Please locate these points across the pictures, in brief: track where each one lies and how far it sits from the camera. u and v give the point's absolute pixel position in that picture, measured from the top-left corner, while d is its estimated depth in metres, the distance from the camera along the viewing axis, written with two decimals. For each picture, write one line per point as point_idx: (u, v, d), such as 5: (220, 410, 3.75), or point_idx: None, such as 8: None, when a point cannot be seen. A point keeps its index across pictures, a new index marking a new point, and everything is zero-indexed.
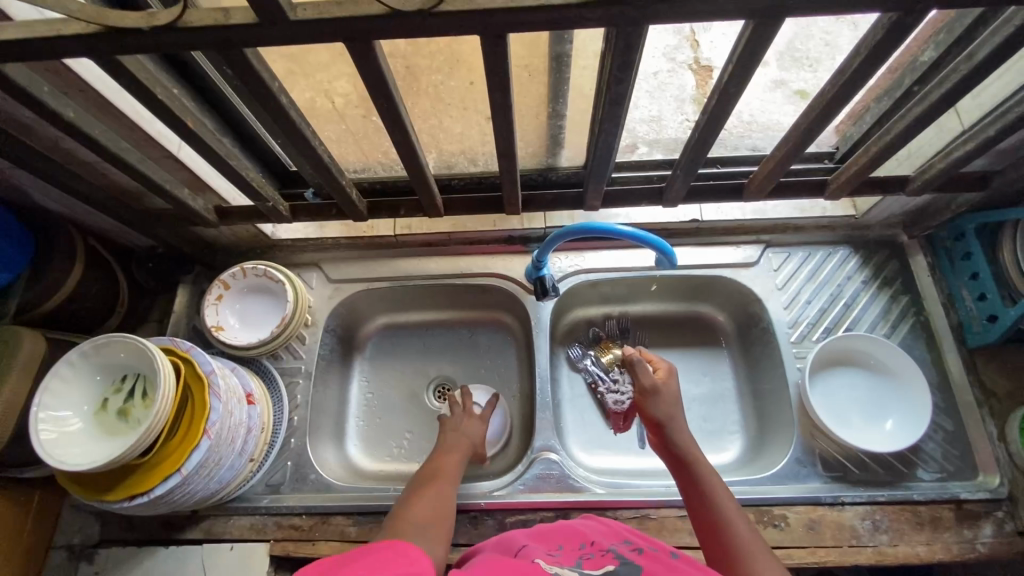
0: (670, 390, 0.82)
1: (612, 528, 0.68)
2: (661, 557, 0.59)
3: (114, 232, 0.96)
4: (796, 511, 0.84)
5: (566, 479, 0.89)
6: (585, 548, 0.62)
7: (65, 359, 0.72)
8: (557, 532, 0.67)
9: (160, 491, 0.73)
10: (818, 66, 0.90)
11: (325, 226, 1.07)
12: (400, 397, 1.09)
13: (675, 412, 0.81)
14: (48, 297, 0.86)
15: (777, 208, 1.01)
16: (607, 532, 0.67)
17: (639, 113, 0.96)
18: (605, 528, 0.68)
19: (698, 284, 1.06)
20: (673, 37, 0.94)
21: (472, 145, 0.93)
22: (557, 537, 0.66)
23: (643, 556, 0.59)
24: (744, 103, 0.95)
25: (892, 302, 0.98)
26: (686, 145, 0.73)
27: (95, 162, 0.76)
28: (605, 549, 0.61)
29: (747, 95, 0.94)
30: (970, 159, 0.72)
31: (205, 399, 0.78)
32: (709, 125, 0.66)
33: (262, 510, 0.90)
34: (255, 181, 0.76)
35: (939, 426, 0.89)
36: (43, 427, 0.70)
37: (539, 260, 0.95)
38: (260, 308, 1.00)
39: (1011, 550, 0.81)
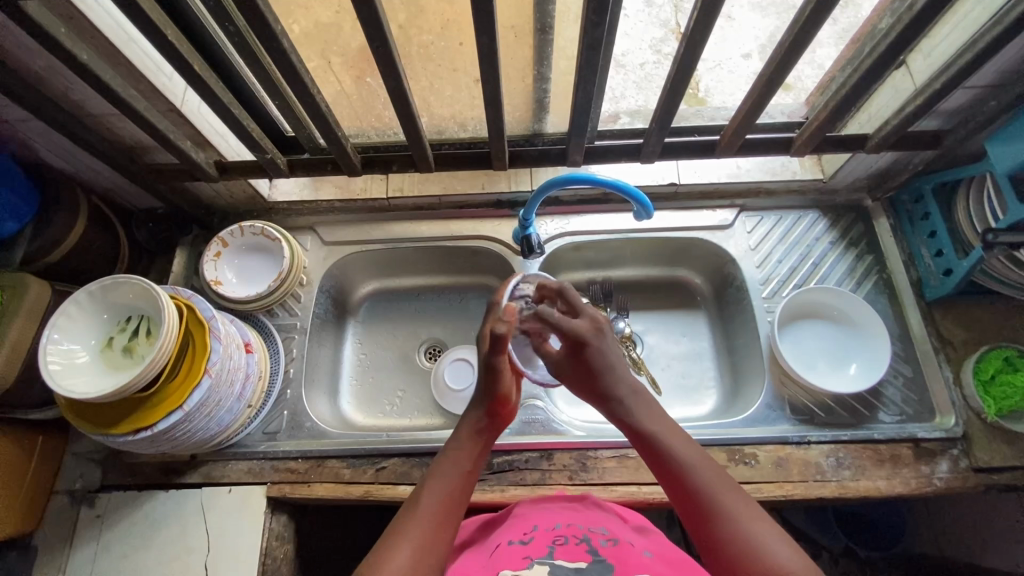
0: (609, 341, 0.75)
1: (586, 516, 0.72)
2: (632, 551, 0.63)
3: (114, 191, 0.99)
4: (766, 450, 0.90)
5: (550, 424, 0.95)
6: (558, 534, 0.66)
7: (73, 297, 0.76)
8: (532, 519, 0.71)
9: (164, 425, 0.77)
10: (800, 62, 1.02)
11: (320, 189, 1.11)
12: (393, 357, 1.14)
13: (615, 358, 0.74)
14: (53, 248, 0.89)
15: (751, 172, 1.07)
16: (582, 520, 0.71)
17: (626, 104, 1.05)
18: (578, 517, 0.72)
19: (677, 247, 1.11)
20: (659, 30, 1.05)
21: (462, 109, 0.97)
22: (531, 523, 0.70)
23: (614, 547, 0.63)
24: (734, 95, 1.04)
25: (858, 261, 1.04)
26: (661, 88, 0.80)
27: (103, 114, 0.80)
28: (579, 537, 0.65)
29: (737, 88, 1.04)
30: (921, 114, 0.80)
31: (207, 341, 0.81)
32: (681, 67, 0.73)
33: (260, 455, 0.93)
34: (256, 133, 0.82)
35: (899, 372, 0.96)
36: (51, 358, 0.73)
37: (525, 219, 1.00)
38: (257, 265, 1.04)
39: (965, 484, 0.87)
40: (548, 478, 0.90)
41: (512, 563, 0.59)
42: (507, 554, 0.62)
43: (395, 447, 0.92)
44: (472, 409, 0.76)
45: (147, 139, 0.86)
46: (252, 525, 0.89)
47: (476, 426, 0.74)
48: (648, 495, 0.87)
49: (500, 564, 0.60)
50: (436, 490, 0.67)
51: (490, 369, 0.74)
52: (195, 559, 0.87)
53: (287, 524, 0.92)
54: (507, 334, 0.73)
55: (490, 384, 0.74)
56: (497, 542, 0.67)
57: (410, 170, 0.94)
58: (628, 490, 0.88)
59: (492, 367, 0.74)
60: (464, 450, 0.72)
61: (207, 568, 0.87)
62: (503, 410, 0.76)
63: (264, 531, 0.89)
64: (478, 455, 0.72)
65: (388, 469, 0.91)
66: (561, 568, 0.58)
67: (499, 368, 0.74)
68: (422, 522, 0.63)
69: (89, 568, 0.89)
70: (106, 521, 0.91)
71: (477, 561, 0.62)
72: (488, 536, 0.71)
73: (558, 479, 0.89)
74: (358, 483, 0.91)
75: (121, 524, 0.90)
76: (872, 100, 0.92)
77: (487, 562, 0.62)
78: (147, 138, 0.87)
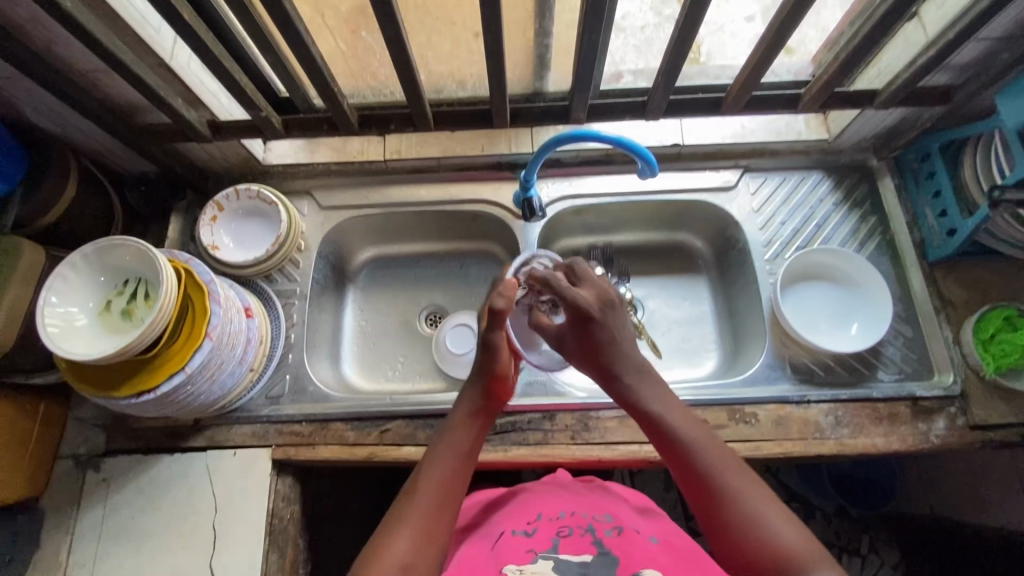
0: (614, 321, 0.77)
1: (592, 500, 0.73)
2: (637, 539, 0.64)
3: (105, 154, 0.97)
4: (766, 409, 0.91)
5: (552, 385, 0.95)
6: (562, 522, 0.67)
7: (68, 260, 0.75)
8: (537, 502, 0.72)
9: (167, 388, 0.77)
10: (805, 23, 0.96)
11: (316, 152, 1.09)
12: (394, 324, 1.13)
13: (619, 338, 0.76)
14: (45, 211, 0.87)
15: (755, 131, 1.05)
16: (586, 503, 0.72)
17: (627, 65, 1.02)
18: (585, 498, 0.73)
19: (680, 210, 1.10)
20: None
21: (460, 66, 0.94)
22: (537, 507, 0.71)
23: (620, 535, 0.65)
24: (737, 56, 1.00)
25: (861, 222, 1.03)
26: (669, 41, 0.78)
27: (89, 70, 0.77)
28: (584, 525, 0.66)
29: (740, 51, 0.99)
30: (933, 66, 0.79)
31: (206, 305, 0.80)
32: (692, 12, 0.71)
33: (263, 419, 0.94)
34: (249, 89, 0.80)
35: (900, 332, 0.96)
36: (49, 320, 0.73)
37: (526, 181, 0.99)
38: (254, 230, 1.02)
39: (961, 440, 0.88)
40: (550, 438, 0.91)
41: (516, 557, 0.62)
42: (511, 546, 0.64)
43: (398, 409, 0.93)
44: (472, 388, 0.77)
45: (137, 96, 0.83)
46: (258, 487, 0.90)
47: (472, 406, 0.75)
48: (649, 453, 0.88)
49: (506, 559, 0.62)
50: (436, 471, 0.68)
51: (488, 344, 0.77)
52: (203, 520, 0.89)
53: (293, 486, 0.93)
54: (504, 309, 0.76)
55: (487, 360, 0.77)
56: (502, 529, 0.68)
57: (408, 129, 0.93)
58: (629, 449, 0.89)
59: (491, 344, 0.76)
60: (462, 431, 0.73)
61: (215, 528, 0.88)
62: (500, 385, 0.78)
63: (271, 493, 0.90)
64: (476, 435, 0.73)
65: (392, 431, 0.92)
66: (566, 564, 0.60)
67: (497, 347, 0.76)
68: (423, 501, 0.65)
69: (97, 530, 0.90)
70: (112, 485, 0.91)
71: (483, 555, 0.65)
72: (492, 518, 0.73)
73: (561, 438, 0.90)
74: (363, 445, 0.91)
75: (128, 487, 0.91)
76: (882, 54, 0.90)
77: (491, 554, 0.64)
78: (136, 96, 0.84)
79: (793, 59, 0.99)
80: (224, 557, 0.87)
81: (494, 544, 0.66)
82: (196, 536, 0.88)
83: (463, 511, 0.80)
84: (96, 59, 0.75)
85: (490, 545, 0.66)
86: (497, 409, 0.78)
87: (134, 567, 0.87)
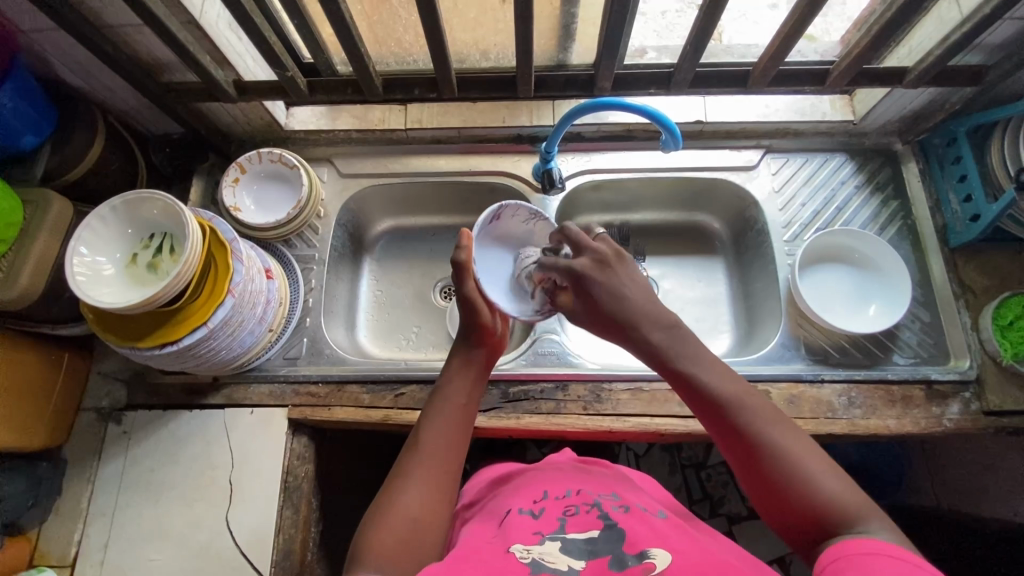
0: (631, 279, 0.72)
1: (599, 481, 0.71)
2: (644, 518, 0.63)
3: (131, 114, 0.98)
4: (779, 387, 0.91)
5: (564, 356, 0.96)
6: (568, 501, 0.66)
7: (97, 211, 0.77)
8: (543, 481, 0.71)
9: (190, 341, 0.78)
10: (826, 12, 0.98)
11: (337, 119, 1.08)
12: (409, 295, 1.14)
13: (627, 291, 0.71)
14: (73, 166, 0.89)
15: (779, 111, 1.04)
16: (594, 483, 0.71)
17: (648, 40, 1.01)
18: (591, 479, 0.72)
19: (699, 189, 1.09)
20: None
21: (485, 35, 0.94)
22: (542, 486, 0.70)
23: (628, 514, 0.63)
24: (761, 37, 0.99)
25: (883, 206, 1.02)
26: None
27: (122, 25, 0.78)
28: (590, 504, 0.65)
29: (763, 33, 0.99)
30: (965, 44, 0.78)
31: (228, 264, 0.81)
32: None
33: (281, 379, 0.95)
34: (277, 47, 0.81)
35: (917, 317, 0.96)
36: (77, 269, 0.75)
37: (546, 153, 0.99)
38: (275, 194, 1.03)
39: (974, 425, 0.88)
40: (562, 408, 0.91)
41: (522, 537, 0.60)
42: (517, 524, 0.63)
43: (413, 375, 0.94)
44: (461, 342, 0.77)
45: (166, 53, 0.84)
46: (274, 445, 0.92)
47: (466, 358, 0.75)
48: (659, 426, 0.89)
49: (511, 538, 0.60)
50: (436, 419, 0.69)
51: (462, 299, 0.77)
52: (220, 475, 0.91)
53: (308, 445, 0.95)
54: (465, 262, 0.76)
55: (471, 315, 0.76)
56: (508, 509, 0.67)
57: (431, 96, 0.93)
58: (641, 421, 0.90)
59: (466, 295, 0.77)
60: (458, 382, 0.73)
61: (232, 483, 0.90)
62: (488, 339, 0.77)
63: (286, 451, 0.92)
64: (471, 389, 0.73)
65: (407, 395, 0.93)
66: (573, 543, 0.59)
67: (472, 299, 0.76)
68: (423, 457, 0.66)
69: (118, 480, 0.92)
70: (132, 439, 0.93)
71: (489, 532, 0.63)
72: (497, 500, 0.72)
73: (572, 409, 0.91)
74: (377, 408, 0.93)
75: (147, 440, 0.93)
76: (913, 32, 0.89)
77: (497, 534, 0.63)
78: (164, 54, 0.85)
79: (818, 43, 0.97)
80: (240, 511, 0.89)
81: (498, 524, 0.65)
82: (213, 490, 0.90)
83: (471, 493, 0.80)
84: (128, 13, 0.76)
85: (496, 524, 0.65)
86: (491, 361, 0.77)
87: (152, 516, 0.90)
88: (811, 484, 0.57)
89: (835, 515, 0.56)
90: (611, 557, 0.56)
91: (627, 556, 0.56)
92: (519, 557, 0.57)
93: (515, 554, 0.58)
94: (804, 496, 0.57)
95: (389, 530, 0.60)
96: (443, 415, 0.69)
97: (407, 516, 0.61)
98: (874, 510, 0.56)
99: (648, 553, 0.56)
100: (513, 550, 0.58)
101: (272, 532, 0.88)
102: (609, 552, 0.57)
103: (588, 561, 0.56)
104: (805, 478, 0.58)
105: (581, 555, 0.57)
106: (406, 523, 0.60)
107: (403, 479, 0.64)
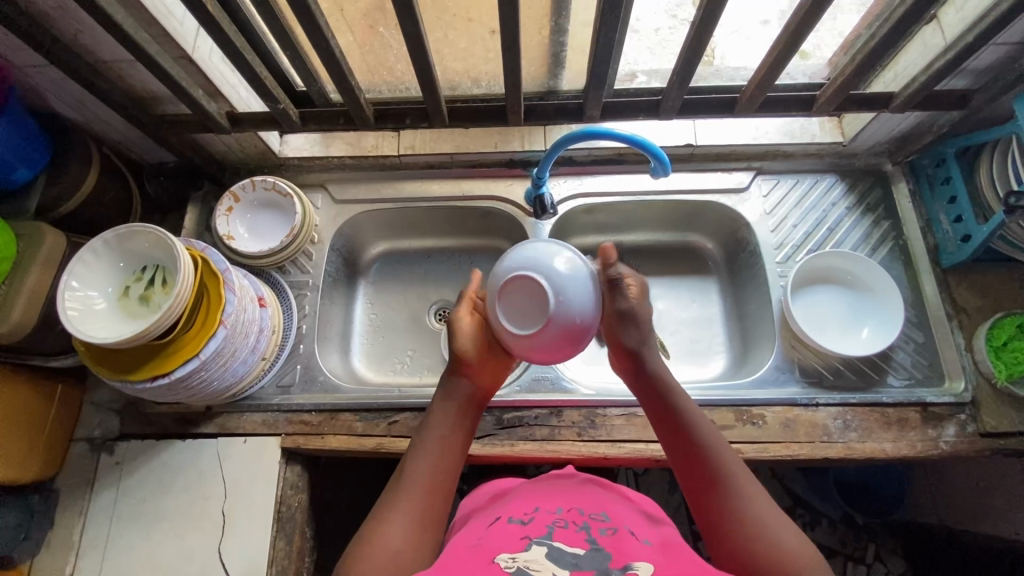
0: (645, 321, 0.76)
1: (590, 495, 0.71)
2: (630, 541, 0.62)
3: (125, 144, 0.99)
4: (774, 411, 0.91)
5: (559, 382, 0.96)
6: (559, 515, 0.65)
7: (89, 246, 0.77)
8: (535, 495, 0.71)
9: (181, 373, 0.77)
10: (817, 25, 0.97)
11: (331, 145, 1.10)
12: (403, 318, 1.14)
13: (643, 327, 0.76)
14: (67, 198, 0.89)
15: (770, 133, 1.05)
16: (584, 497, 0.70)
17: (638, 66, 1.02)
18: (582, 493, 0.71)
19: (691, 210, 1.10)
20: None
21: (475, 63, 0.96)
22: (533, 500, 0.69)
23: (615, 534, 0.62)
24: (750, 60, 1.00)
25: (874, 227, 1.02)
26: (682, 45, 0.79)
27: (115, 61, 0.79)
28: (579, 522, 0.64)
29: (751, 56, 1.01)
30: (950, 70, 0.79)
31: (219, 295, 0.81)
32: (709, 13, 0.72)
33: (274, 407, 0.95)
34: (269, 81, 0.82)
35: (911, 338, 0.95)
36: (68, 303, 0.75)
37: (538, 178, 0.99)
38: (269, 221, 1.04)
39: (971, 447, 0.88)
40: (557, 434, 0.91)
41: (509, 545, 0.60)
42: (505, 533, 0.62)
43: (406, 402, 0.94)
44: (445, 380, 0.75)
45: (160, 87, 0.85)
46: (267, 474, 0.91)
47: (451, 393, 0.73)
48: (655, 452, 0.88)
49: (496, 547, 0.60)
50: (421, 455, 0.68)
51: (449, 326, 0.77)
52: (213, 506, 0.90)
53: (301, 474, 0.94)
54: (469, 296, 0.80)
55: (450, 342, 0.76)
56: (498, 518, 0.67)
57: (423, 124, 0.94)
58: (636, 447, 0.89)
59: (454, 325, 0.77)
60: (440, 416, 0.72)
61: (224, 513, 0.89)
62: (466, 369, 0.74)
63: (279, 480, 0.91)
64: (450, 425, 0.71)
65: (400, 422, 0.93)
66: (558, 552, 0.58)
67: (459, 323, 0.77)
68: (408, 495, 0.65)
69: (109, 511, 0.91)
70: (124, 469, 0.93)
71: (476, 540, 0.63)
72: (488, 510, 0.71)
73: (567, 435, 0.91)
74: (371, 436, 0.92)
75: (140, 471, 0.93)
76: (899, 57, 0.90)
77: (482, 539, 0.63)
78: (158, 87, 0.86)
79: (808, 62, 0.98)
80: (233, 541, 0.88)
81: (485, 533, 0.64)
82: (205, 520, 0.89)
83: (470, 502, 0.79)
84: (121, 50, 0.77)
85: (484, 529, 0.65)
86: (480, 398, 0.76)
87: (144, 548, 0.89)
88: (770, 535, 0.59)
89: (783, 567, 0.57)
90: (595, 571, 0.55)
91: (611, 569, 0.56)
92: (502, 566, 0.56)
93: (499, 563, 0.56)
94: (750, 536, 0.60)
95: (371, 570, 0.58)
96: (429, 452, 0.68)
97: (391, 550, 0.60)
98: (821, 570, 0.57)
99: (632, 566, 0.56)
100: (497, 559, 0.57)
101: (264, 564, 0.87)
102: (594, 567, 0.56)
103: (572, 571, 0.55)
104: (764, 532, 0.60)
105: (566, 565, 0.56)
106: (389, 555, 0.59)
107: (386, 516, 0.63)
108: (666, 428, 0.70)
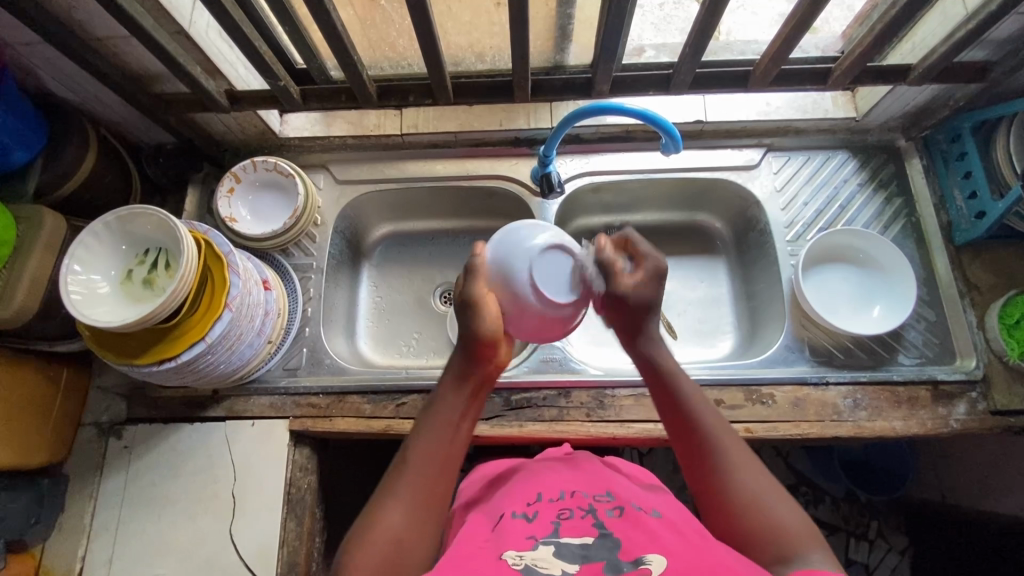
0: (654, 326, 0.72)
1: (594, 479, 0.69)
2: (640, 519, 0.60)
3: (122, 124, 0.97)
4: (784, 390, 0.90)
5: (566, 362, 0.95)
6: (563, 504, 0.64)
7: (90, 229, 0.76)
8: (537, 482, 0.69)
9: (187, 357, 0.77)
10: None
11: (331, 124, 1.07)
12: (408, 300, 1.13)
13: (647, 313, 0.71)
14: (64, 180, 0.87)
15: (780, 109, 1.02)
16: (588, 483, 0.68)
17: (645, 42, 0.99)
18: (587, 477, 0.70)
19: (700, 188, 1.08)
20: None
21: (480, 38, 0.93)
22: (534, 489, 0.67)
23: (622, 515, 0.61)
24: (761, 31, 0.97)
25: (886, 204, 1.01)
26: (691, 27, 0.78)
27: (108, 37, 0.77)
28: (584, 507, 0.63)
29: (759, 29, 0.98)
30: (971, 41, 0.77)
31: (224, 279, 0.79)
32: None
33: (280, 390, 0.95)
34: (268, 56, 0.80)
35: (923, 316, 0.95)
36: (71, 287, 0.74)
37: (545, 156, 0.96)
38: (270, 203, 1.02)
39: (981, 425, 0.87)
40: (565, 415, 0.91)
41: (515, 542, 0.58)
42: (510, 529, 0.60)
43: (414, 384, 0.93)
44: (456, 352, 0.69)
45: (157, 64, 0.83)
46: (276, 457, 0.91)
47: (461, 371, 0.68)
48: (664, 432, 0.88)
49: (505, 542, 0.58)
50: (429, 435, 0.64)
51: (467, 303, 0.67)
52: (223, 489, 0.90)
53: (310, 457, 0.94)
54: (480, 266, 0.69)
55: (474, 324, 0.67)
56: (501, 511, 0.64)
57: (427, 102, 0.92)
58: (645, 427, 0.89)
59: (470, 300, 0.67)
60: (449, 397, 0.67)
61: (234, 496, 0.90)
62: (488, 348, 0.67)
63: (289, 462, 0.91)
64: (461, 402, 0.67)
65: (409, 404, 0.93)
66: (567, 549, 0.57)
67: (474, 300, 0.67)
68: (416, 475, 0.62)
69: (120, 495, 0.92)
70: (133, 453, 0.93)
71: (479, 535, 0.61)
72: (490, 499, 0.69)
73: (575, 415, 0.91)
74: (379, 418, 0.92)
75: (148, 455, 0.92)
76: (917, 27, 0.87)
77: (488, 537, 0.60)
78: (153, 64, 0.83)
79: (819, 37, 0.95)
80: (243, 523, 0.88)
81: (489, 526, 0.63)
82: (215, 503, 0.90)
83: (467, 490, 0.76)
84: (116, 25, 0.75)
85: (489, 527, 0.62)
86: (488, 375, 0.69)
87: (156, 530, 0.89)
88: (764, 514, 0.59)
89: (780, 539, 0.57)
90: (605, 562, 0.54)
91: (621, 562, 0.54)
92: (511, 564, 0.54)
93: (506, 561, 0.55)
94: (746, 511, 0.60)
95: (372, 552, 0.56)
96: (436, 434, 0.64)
97: (392, 537, 0.58)
98: (818, 540, 0.57)
99: (644, 559, 0.54)
100: (504, 557, 0.56)
101: (276, 545, 0.87)
102: (603, 558, 0.55)
103: (582, 566, 0.54)
104: (760, 512, 0.59)
105: (575, 560, 0.55)
106: (392, 538, 0.58)
107: (390, 495, 0.61)
108: (662, 401, 0.69)
